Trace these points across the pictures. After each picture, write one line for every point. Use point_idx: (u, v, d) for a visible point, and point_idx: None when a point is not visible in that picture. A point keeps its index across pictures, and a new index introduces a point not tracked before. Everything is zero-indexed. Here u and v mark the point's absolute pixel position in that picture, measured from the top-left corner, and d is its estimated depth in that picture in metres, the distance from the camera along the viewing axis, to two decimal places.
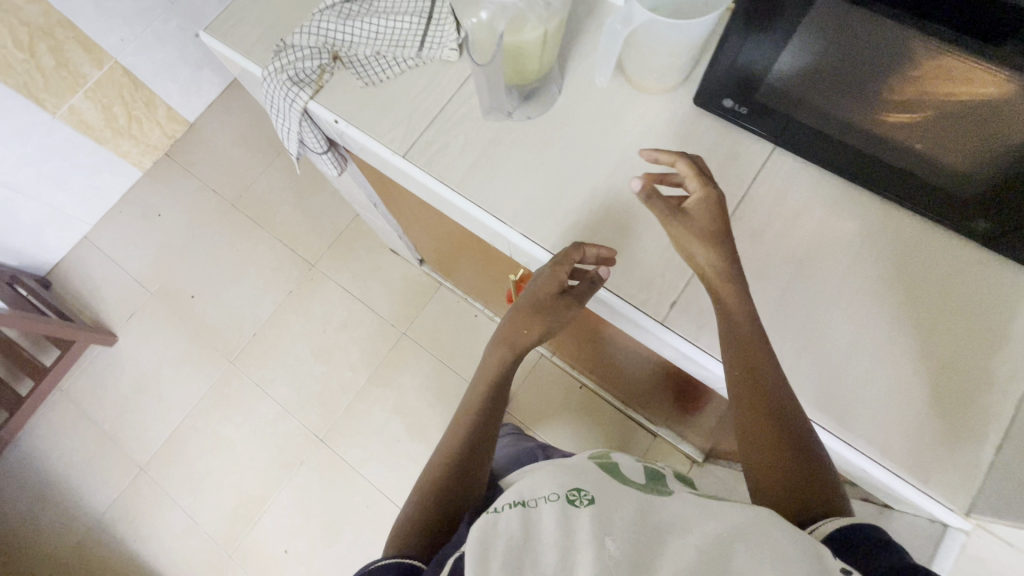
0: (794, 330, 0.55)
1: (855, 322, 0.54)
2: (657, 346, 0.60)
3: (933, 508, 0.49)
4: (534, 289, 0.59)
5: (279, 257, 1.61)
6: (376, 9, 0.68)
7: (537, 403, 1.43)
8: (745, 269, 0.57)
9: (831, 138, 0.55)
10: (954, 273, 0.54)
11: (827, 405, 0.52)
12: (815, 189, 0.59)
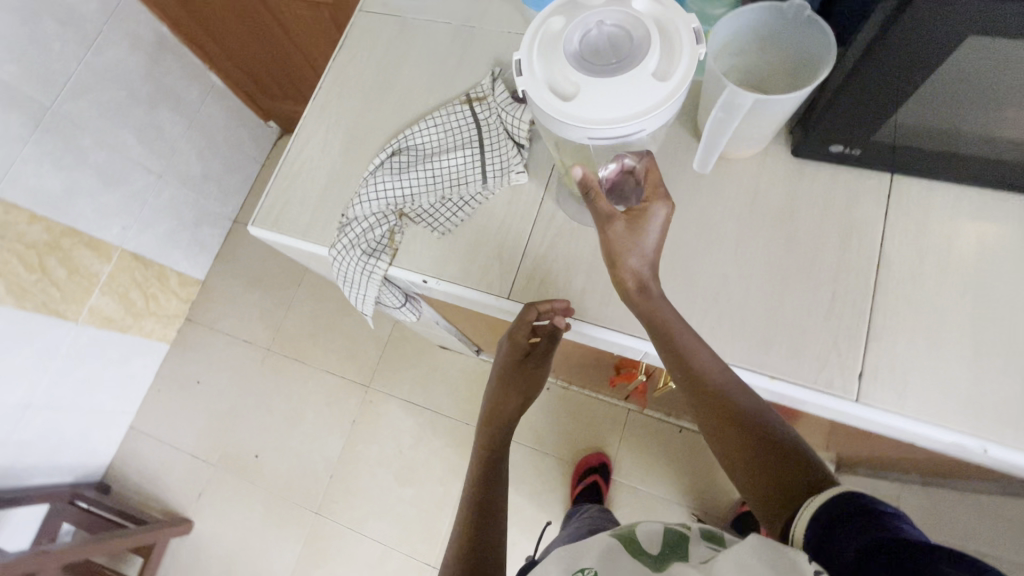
0: (1004, 366, 0.50)
1: None
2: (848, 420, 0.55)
3: None
4: (504, 362, 0.66)
5: (331, 389, 1.56)
6: (424, 153, 0.65)
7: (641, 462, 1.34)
8: (919, 312, 0.53)
9: (966, 155, 0.52)
10: None
11: None
12: (955, 206, 0.55)
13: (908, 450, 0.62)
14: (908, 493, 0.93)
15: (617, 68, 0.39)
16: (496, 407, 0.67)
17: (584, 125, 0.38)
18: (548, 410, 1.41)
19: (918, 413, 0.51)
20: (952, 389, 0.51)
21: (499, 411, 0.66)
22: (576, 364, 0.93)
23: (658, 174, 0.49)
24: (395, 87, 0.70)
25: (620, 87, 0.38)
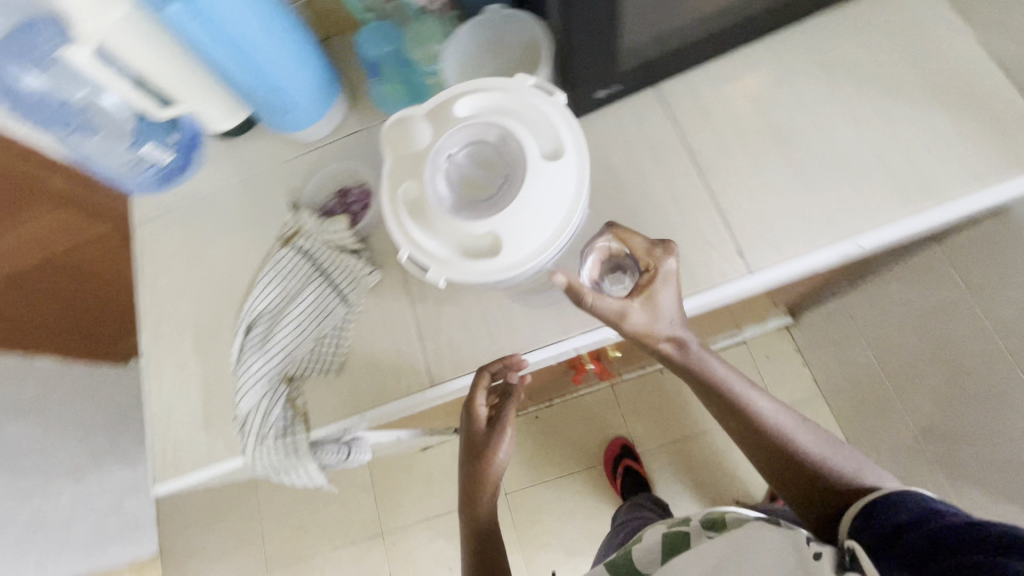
0: (828, 172, 0.57)
1: (849, 127, 0.58)
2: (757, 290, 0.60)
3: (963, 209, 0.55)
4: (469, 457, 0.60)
5: (350, 561, 1.44)
6: (276, 312, 0.63)
7: (651, 422, 1.37)
8: (746, 174, 0.59)
9: (693, 42, 0.59)
10: (851, 36, 0.61)
11: (909, 192, 0.56)
12: (714, 80, 0.63)
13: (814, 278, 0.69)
14: (849, 301, 1.03)
15: (506, 184, 0.51)
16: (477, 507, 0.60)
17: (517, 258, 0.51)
18: (548, 435, 1.40)
19: (798, 249, 0.56)
20: (809, 215, 0.56)
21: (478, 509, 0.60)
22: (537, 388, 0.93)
23: (642, 243, 0.53)
24: (214, 271, 0.67)
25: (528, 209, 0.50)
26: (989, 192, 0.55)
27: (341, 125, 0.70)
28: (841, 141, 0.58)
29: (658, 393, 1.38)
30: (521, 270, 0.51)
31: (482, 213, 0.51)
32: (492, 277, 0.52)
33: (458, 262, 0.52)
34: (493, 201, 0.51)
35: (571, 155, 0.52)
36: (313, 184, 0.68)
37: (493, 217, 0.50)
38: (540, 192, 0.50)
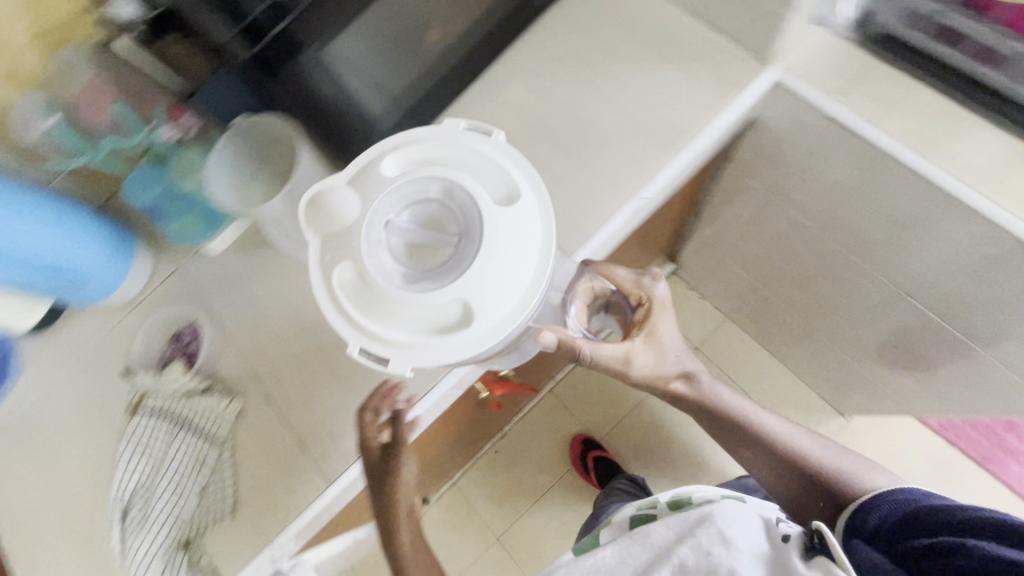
0: (598, 146, 0.63)
1: (599, 102, 0.65)
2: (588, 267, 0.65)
3: (717, 131, 0.63)
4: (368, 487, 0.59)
5: None
6: (149, 483, 0.60)
7: (596, 409, 1.45)
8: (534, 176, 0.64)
9: (435, 82, 0.65)
10: (572, 25, 0.68)
11: (667, 139, 0.63)
12: (477, 105, 0.68)
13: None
14: (702, 232, 1.13)
15: (461, 236, 0.45)
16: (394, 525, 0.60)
17: (493, 326, 0.46)
18: (513, 462, 1.44)
19: (599, 222, 0.61)
20: (597, 189, 0.62)
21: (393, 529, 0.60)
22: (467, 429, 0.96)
23: (629, 279, 0.59)
24: (70, 473, 0.63)
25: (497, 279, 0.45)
26: (724, 116, 0.63)
27: (154, 274, 0.68)
28: (597, 118, 0.64)
29: (592, 381, 1.47)
30: (505, 329, 0.46)
31: (443, 275, 0.44)
32: (477, 346, 0.46)
33: (430, 339, 0.46)
34: (452, 259, 0.44)
35: (528, 190, 0.48)
36: (142, 341, 0.66)
37: (458, 277, 0.44)
38: (506, 238, 0.45)
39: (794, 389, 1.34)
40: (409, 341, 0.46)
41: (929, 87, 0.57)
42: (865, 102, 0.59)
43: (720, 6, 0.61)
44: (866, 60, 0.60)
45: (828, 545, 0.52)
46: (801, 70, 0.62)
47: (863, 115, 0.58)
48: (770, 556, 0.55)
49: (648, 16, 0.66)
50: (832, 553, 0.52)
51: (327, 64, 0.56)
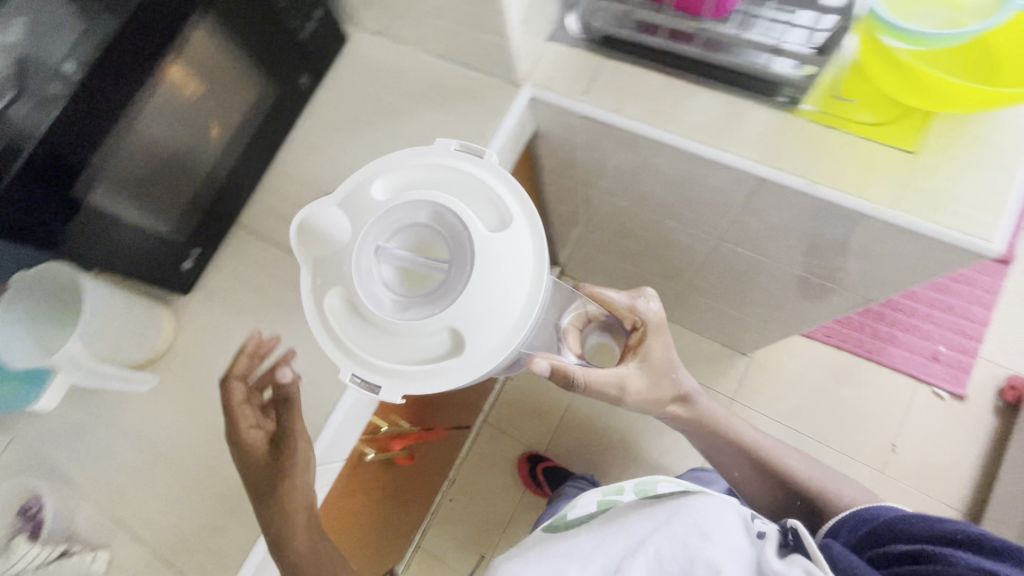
0: None
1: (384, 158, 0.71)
2: None
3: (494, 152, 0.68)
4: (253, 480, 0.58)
5: None
6: None
7: (530, 423, 1.50)
8: None
9: (230, 180, 0.68)
10: (346, 96, 0.74)
11: None
12: (279, 191, 0.72)
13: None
14: (561, 233, 1.20)
15: (454, 263, 0.49)
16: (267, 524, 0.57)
17: (484, 350, 0.50)
18: (469, 502, 1.46)
19: None
20: None
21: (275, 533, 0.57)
22: (393, 493, 0.96)
23: (623, 308, 0.65)
24: None
25: (496, 305, 0.49)
26: (497, 138, 0.68)
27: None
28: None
29: (519, 399, 1.52)
30: (499, 352, 0.50)
31: (437, 300, 0.49)
32: (472, 370, 0.50)
33: (427, 365, 0.50)
34: (444, 286, 0.49)
35: (522, 215, 0.52)
36: None
37: (450, 305, 0.48)
38: (504, 267, 0.49)
39: (694, 345, 1.43)
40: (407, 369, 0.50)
41: (651, 70, 0.66)
42: (605, 96, 0.67)
43: (460, 49, 0.68)
44: (597, 60, 0.68)
45: (804, 541, 0.57)
46: (546, 82, 0.69)
47: (605, 108, 0.66)
48: (749, 553, 0.55)
49: (409, 71, 0.73)
50: (808, 552, 0.55)
51: (117, 172, 0.55)
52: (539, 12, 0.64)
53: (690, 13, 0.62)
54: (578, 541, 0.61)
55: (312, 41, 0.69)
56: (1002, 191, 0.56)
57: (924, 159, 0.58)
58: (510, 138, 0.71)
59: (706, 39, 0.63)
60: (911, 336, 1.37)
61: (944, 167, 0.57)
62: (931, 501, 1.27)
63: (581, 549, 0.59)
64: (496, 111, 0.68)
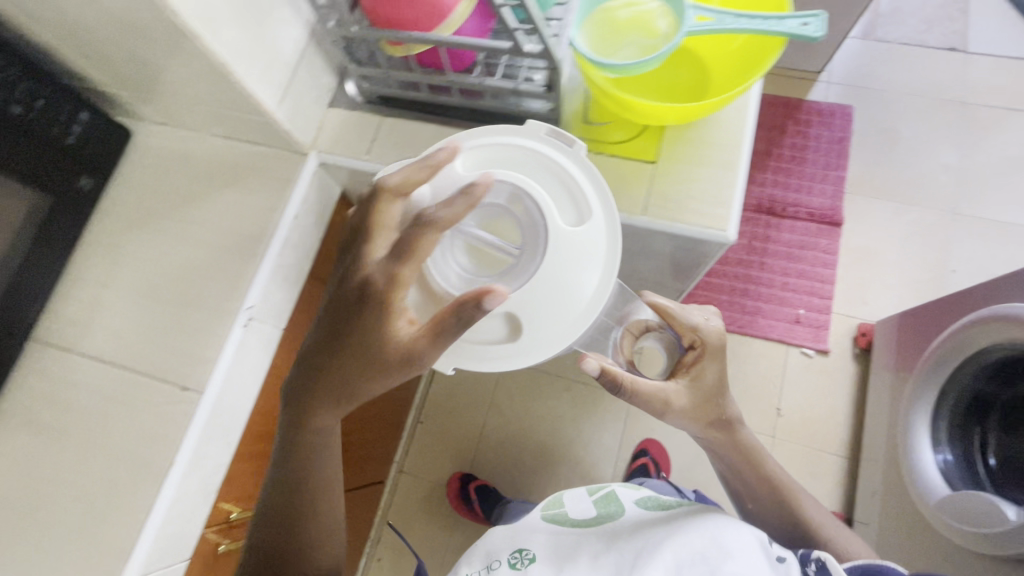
0: (194, 283, 0.68)
1: (183, 245, 0.70)
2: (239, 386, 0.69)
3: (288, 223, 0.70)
4: (348, 363, 0.52)
5: None
6: None
7: (446, 461, 1.49)
8: (148, 335, 0.67)
9: (18, 299, 0.64)
10: (138, 188, 0.73)
11: (249, 249, 0.68)
12: (78, 296, 0.70)
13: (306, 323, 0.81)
14: None
15: (527, 248, 0.57)
16: (307, 404, 0.56)
17: (547, 330, 0.56)
18: (397, 554, 1.44)
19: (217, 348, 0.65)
20: (206, 321, 0.66)
21: (307, 423, 0.57)
22: None
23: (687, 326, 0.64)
24: None
25: (563, 287, 0.56)
26: (289, 208, 0.70)
27: None
28: (185, 259, 0.69)
29: (431, 439, 1.52)
30: (562, 336, 0.57)
31: (510, 282, 0.56)
32: (526, 353, 0.57)
33: (473, 342, 0.58)
34: (519, 268, 0.57)
35: (598, 213, 0.59)
36: None
37: (518, 290, 0.56)
38: (575, 259, 0.57)
39: None
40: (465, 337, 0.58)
41: (423, 124, 0.71)
42: (388, 153, 0.71)
43: (239, 129, 0.70)
44: (377, 119, 0.73)
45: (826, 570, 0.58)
46: (329, 148, 0.72)
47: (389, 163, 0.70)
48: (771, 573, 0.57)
49: (197, 155, 0.73)
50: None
51: None
52: (304, 86, 0.68)
53: (434, 68, 0.65)
54: (584, 545, 0.66)
55: (84, 143, 0.68)
56: (729, 182, 0.63)
57: (664, 165, 0.64)
58: (308, 204, 0.73)
59: (460, 90, 0.67)
60: (773, 305, 1.47)
61: (682, 170, 0.64)
62: (815, 452, 1.37)
63: (594, 547, 0.65)
64: (286, 183, 0.71)
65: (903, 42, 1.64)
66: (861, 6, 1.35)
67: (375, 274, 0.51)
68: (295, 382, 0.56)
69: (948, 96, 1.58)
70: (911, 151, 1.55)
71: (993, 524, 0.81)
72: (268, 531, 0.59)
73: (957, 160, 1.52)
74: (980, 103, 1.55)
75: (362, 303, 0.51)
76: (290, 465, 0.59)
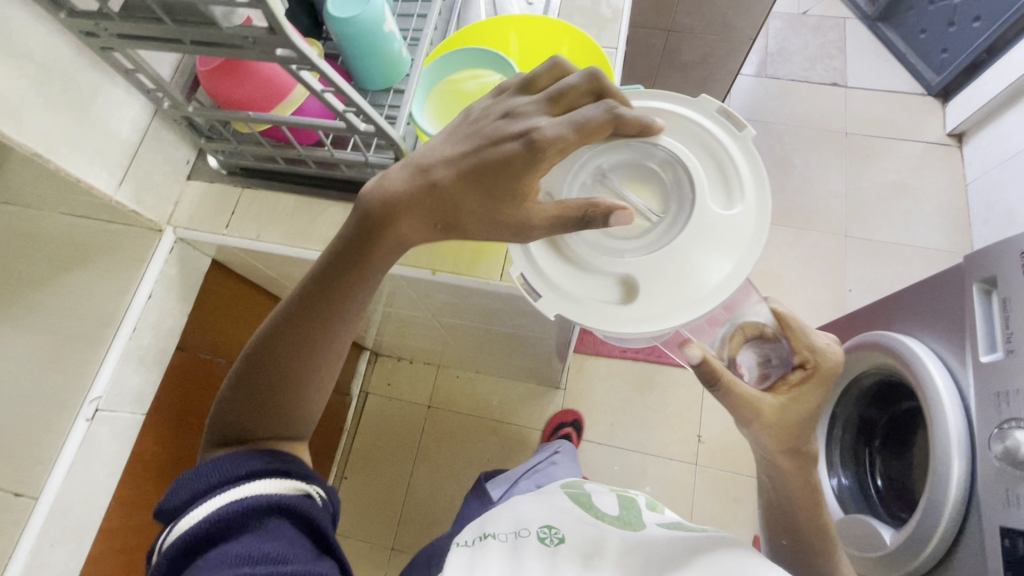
0: (31, 376, 0.63)
1: (22, 335, 0.65)
2: (87, 482, 0.64)
3: (140, 305, 0.67)
4: (482, 192, 0.44)
5: None
6: None
7: (374, 515, 1.43)
8: None
9: None
10: None
11: (95, 334, 0.65)
12: None
13: (175, 397, 0.78)
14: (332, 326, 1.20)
15: (669, 215, 0.48)
16: (403, 209, 0.45)
17: (657, 312, 0.47)
18: None
19: (57, 447, 0.61)
20: (44, 417, 0.62)
21: (389, 235, 0.46)
22: None
23: (808, 339, 0.56)
24: None
25: (682, 270, 0.47)
26: (143, 288, 0.67)
27: None
28: (23, 350, 0.65)
29: (358, 493, 1.46)
30: (677, 312, 0.46)
31: (636, 243, 0.48)
32: (633, 322, 0.47)
33: (573, 302, 0.48)
34: (653, 235, 0.48)
35: (751, 197, 0.48)
36: None
37: (642, 255, 0.48)
38: (722, 232, 0.47)
39: (510, 388, 1.51)
40: (569, 288, 0.49)
41: (284, 193, 0.70)
42: (246, 225, 0.69)
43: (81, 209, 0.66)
44: (237, 190, 0.71)
45: None
46: (187, 223, 0.70)
47: (248, 237, 0.69)
48: None
49: (31, 225, 0.66)
50: None
51: None
52: (150, 164, 0.65)
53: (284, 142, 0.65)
54: (605, 537, 0.67)
55: None
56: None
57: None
58: (166, 278, 0.71)
59: (315, 162, 0.66)
60: None
61: None
62: (737, 476, 1.38)
63: (614, 542, 0.67)
64: (136, 262, 0.67)
65: (792, 79, 1.77)
66: (744, 50, 1.45)
67: (539, 129, 0.42)
68: (399, 177, 0.45)
69: (834, 127, 1.70)
70: (804, 179, 1.65)
71: (880, 549, 0.83)
72: (271, 363, 0.47)
73: (846, 187, 1.63)
74: (862, 132, 1.68)
75: (524, 151, 0.42)
76: (329, 292, 0.47)
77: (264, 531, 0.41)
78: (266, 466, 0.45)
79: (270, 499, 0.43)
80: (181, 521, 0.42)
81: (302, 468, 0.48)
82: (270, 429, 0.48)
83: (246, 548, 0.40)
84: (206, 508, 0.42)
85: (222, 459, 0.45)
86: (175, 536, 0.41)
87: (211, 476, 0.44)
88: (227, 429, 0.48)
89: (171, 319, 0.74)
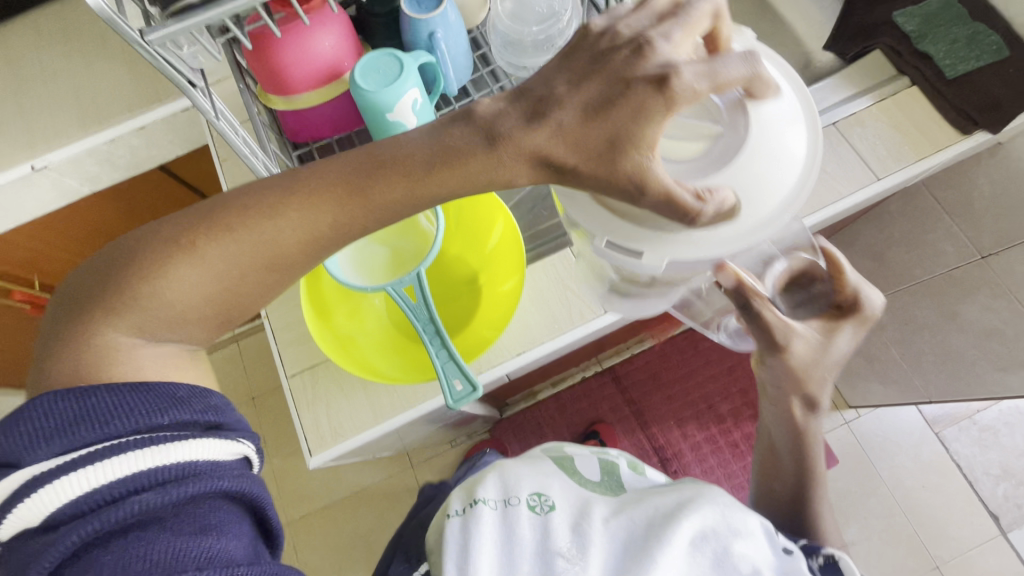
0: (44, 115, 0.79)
1: (74, 65, 0.81)
2: (23, 194, 0.83)
3: (131, 125, 0.80)
4: (604, 148, 0.38)
5: None
6: None
7: (234, 374, 1.61)
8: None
9: None
10: (79, 19, 0.82)
11: (93, 121, 0.79)
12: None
13: (139, 196, 0.99)
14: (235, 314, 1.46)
15: (721, 122, 0.41)
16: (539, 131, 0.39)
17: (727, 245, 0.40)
18: None
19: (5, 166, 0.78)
20: (26, 143, 0.79)
21: (496, 153, 0.40)
22: None
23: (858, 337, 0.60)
24: None
25: (744, 175, 0.39)
26: (140, 118, 0.80)
27: None
28: (57, 88, 0.80)
29: (241, 363, 1.62)
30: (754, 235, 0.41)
31: (693, 157, 0.40)
32: (705, 248, 0.40)
33: (616, 216, 0.41)
34: (712, 140, 0.40)
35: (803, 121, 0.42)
36: None
37: (713, 161, 0.39)
38: (784, 154, 0.40)
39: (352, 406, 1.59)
40: (622, 221, 0.41)
41: None
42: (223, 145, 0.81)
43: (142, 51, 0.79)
44: None
45: None
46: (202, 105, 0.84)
47: (221, 153, 0.83)
48: (772, 563, 0.60)
49: None
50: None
51: None
52: None
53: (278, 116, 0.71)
54: (595, 505, 0.66)
55: None
56: (368, 425, 0.65)
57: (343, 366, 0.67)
58: (152, 129, 0.83)
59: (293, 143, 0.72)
60: None
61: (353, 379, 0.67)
62: None
63: (602, 505, 0.67)
64: (155, 96, 0.80)
65: (950, 458, 1.38)
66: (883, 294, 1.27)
67: (677, 70, 0.37)
68: (547, 89, 0.40)
69: (923, 542, 1.34)
70: (888, 502, 1.36)
71: None
72: (264, 245, 0.42)
73: (925, 536, 1.34)
74: (999, 537, 1.32)
75: (657, 95, 0.37)
76: (365, 214, 0.42)
77: (198, 518, 0.36)
78: (186, 420, 0.38)
79: (208, 476, 0.36)
80: (67, 481, 0.33)
81: (234, 423, 0.41)
82: (177, 292, 0.42)
83: (178, 540, 0.34)
84: (113, 474, 0.34)
85: (147, 400, 0.38)
86: (54, 502, 0.33)
87: (117, 423, 0.36)
88: (149, 304, 0.42)
89: (160, 151, 0.89)
